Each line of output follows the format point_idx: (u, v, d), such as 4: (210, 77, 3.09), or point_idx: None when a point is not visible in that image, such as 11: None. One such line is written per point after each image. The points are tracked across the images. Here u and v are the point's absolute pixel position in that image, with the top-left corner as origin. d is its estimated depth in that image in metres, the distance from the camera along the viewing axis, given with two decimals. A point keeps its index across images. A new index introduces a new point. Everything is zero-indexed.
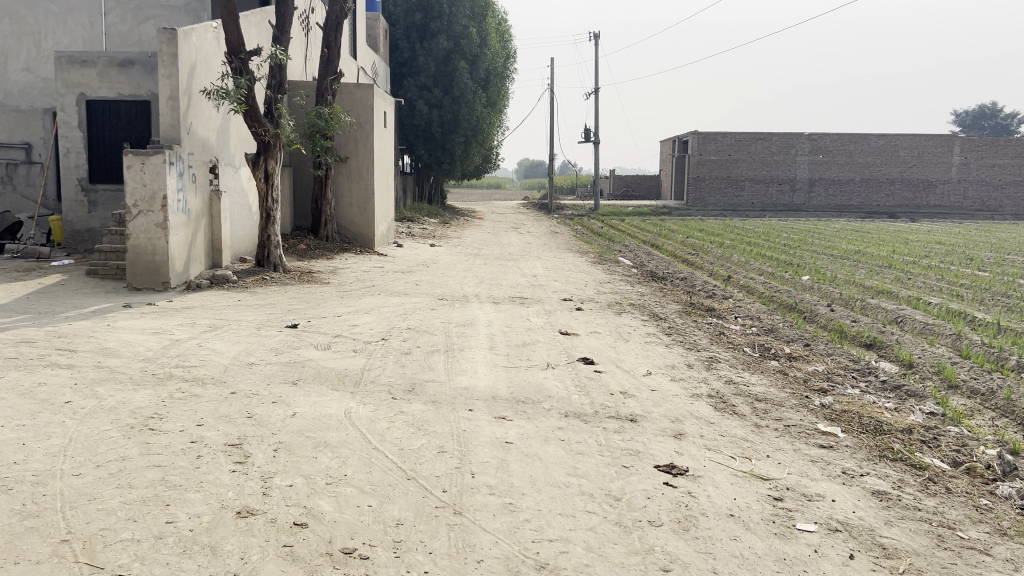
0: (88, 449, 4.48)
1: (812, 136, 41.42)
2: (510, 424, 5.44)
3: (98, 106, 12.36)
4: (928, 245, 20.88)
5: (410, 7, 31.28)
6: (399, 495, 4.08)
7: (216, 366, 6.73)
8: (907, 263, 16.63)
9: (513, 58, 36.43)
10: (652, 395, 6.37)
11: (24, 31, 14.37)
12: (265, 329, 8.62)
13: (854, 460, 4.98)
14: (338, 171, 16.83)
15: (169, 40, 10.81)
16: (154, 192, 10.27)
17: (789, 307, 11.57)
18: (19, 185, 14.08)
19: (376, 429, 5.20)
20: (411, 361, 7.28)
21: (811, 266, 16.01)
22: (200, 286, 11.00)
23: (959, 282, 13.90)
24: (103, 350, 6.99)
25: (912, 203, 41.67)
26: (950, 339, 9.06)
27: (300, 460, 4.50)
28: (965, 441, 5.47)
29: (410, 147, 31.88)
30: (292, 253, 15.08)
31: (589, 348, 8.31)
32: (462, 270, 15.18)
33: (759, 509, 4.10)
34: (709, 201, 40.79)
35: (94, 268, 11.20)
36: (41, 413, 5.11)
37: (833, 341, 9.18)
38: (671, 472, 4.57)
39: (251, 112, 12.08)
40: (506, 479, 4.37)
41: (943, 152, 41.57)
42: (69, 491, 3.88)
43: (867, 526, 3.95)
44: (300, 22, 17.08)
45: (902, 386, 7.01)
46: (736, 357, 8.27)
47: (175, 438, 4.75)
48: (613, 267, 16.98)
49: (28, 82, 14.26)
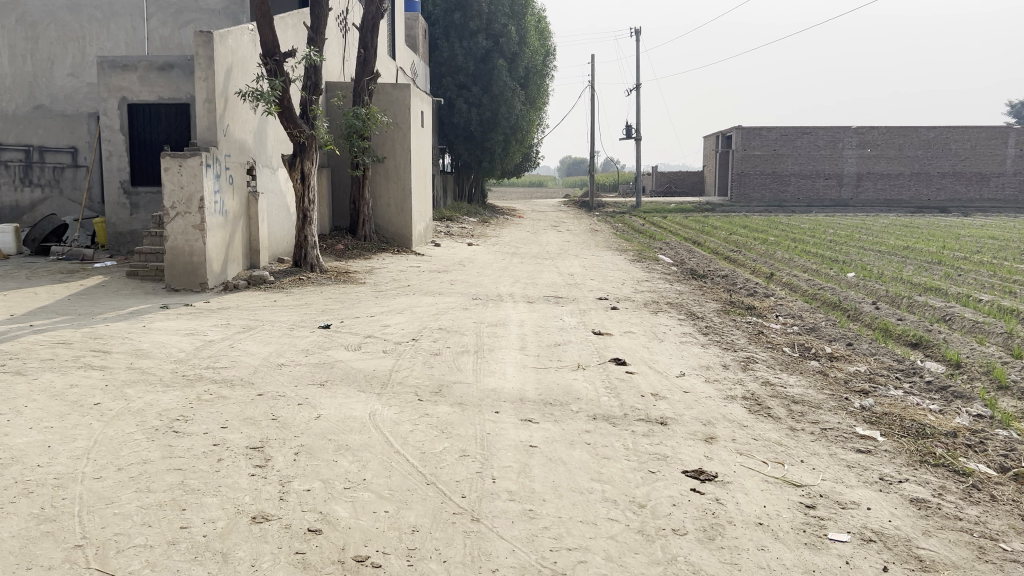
0: (111, 452, 4.51)
1: (860, 129, 40.27)
2: (535, 427, 5.33)
3: (139, 109, 12.60)
4: (981, 240, 20.16)
5: (449, 6, 31.26)
6: (417, 501, 4.00)
7: (246, 367, 6.75)
8: (957, 258, 16.06)
9: (552, 55, 36.25)
10: (685, 397, 6.19)
11: (70, 37, 14.73)
12: (298, 330, 8.65)
13: (893, 465, 4.73)
14: (375, 171, 16.90)
15: (205, 43, 10.95)
16: (191, 194, 10.42)
17: (832, 306, 11.20)
18: (66, 188, 14.66)
19: (399, 432, 5.14)
20: (439, 362, 7.21)
21: (857, 263, 15.52)
22: (237, 287, 11.13)
23: (1011, 277, 13.34)
24: (136, 352, 7.09)
25: (965, 196, 40.28)
26: (1001, 338, 8.65)
27: (320, 464, 4.46)
28: (1013, 445, 5.17)
29: (450, 145, 31.92)
30: (330, 253, 15.19)
31: (622, 349, 8.15)
32: (498, 269, 15.08)
33: (790, 518, 3.91)
34: (754, 196, 40.05)
35: (135, 270, 11.44)
36: (69, 415, 5.18)
37: (876, 340, 8.86)
38: (699, 478, 4.40)
39: (286, 114, 12.17)
40: (527, 485, 4.25)
41: (998, 143, 40.11)
42: (88, 495, 3.92)
43: (903, 536, 3.73)
44: (337, 22, 17.19)
45: (949, 387, 6.70)
46: (775, 357, 8.02)
47: (198, 441, 4.76)
48: (652, 266, 16.69)
49: (73, 87, 14.64)
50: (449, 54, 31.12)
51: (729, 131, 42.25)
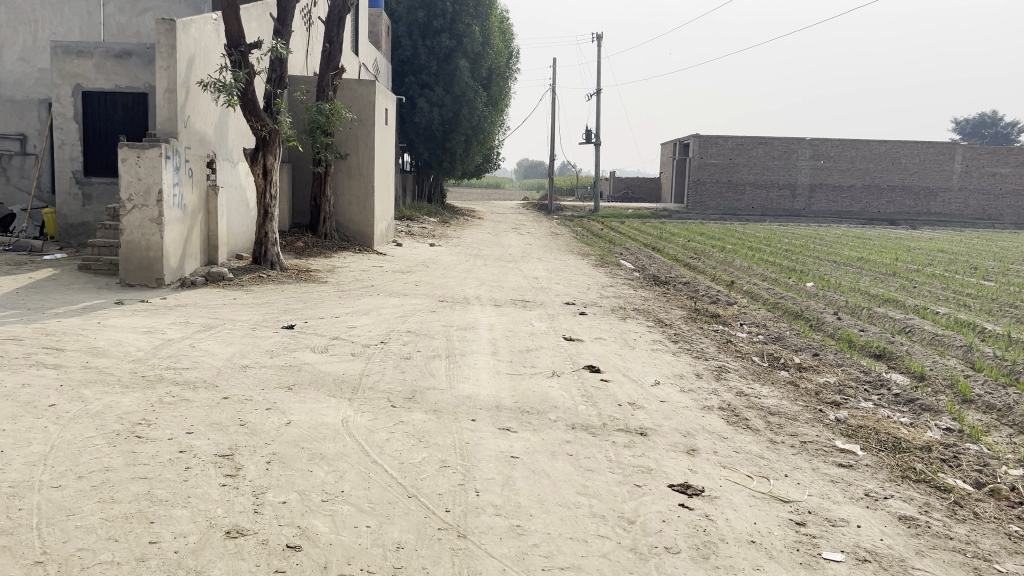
0: (70, 459, 4.24)
1: (814, 141, 41.20)
2: (514, 437, 5.20)
3: (94, 97, 12.13)
4: (931, 253, 20.68)
5: (413, 4, 30.96)
6: (399, 515, 3.83)
7: (209, 368, 6.47)
8: (910, 270, 16.47)
9: (514, 57, 36.27)
10: (662, 407, 6.13)
11: (20, 20, 14.14)
12: (261, 330, 8.36)
13: (876, 481, 4.74)
14: (337, 167, 16.55)
15: (167, 31, 10.56)
16: (149, 187, 10.01)
17: (794, 315, 11.33)
18: (13, 177, 13.74)
19: (375, 440, 4.95)
20: (410, 367, 7.02)
21: (816, 273, 15.78)
22: (195, 284, 10.73)
23: (965, 291, 13.69)
24: (91, 350, 6.74)
25: (913, 210, 41.50)
26: (962, 351, 8.84)
27: (295, 474, 4.25)
28: (985, 460, 5.25)
29: (411, 144, 31.59)
30: (290, 250, 14.82)
31: (594, 355, 8.06)
32: (463, 271, 14.90)
33: (782, 535, 3.87)
34: (709, 205, 40.59)
35: (87, 264, 10.97)
36: (22, 417, 4.87)
37: (841, 350, 8.98)
38: (686, 492, 4.33)
39: (249, 106, 11.79)
40: (512, 499, 4.12)
41: (945, 159, 41.46)
42: (47, 506, 3.66)
43: (898, 556, 3.71)
44: (302, 14, 16.82)
45: (916, 400, 6.78)
46: (746, 366, 8.02)
47: (163, 447, 4.51)
48: (616, 271, 16.73)
49: (23, 72, 13.95)
50: (412, 52, 30.90)
51: (687, 139, 42.93)
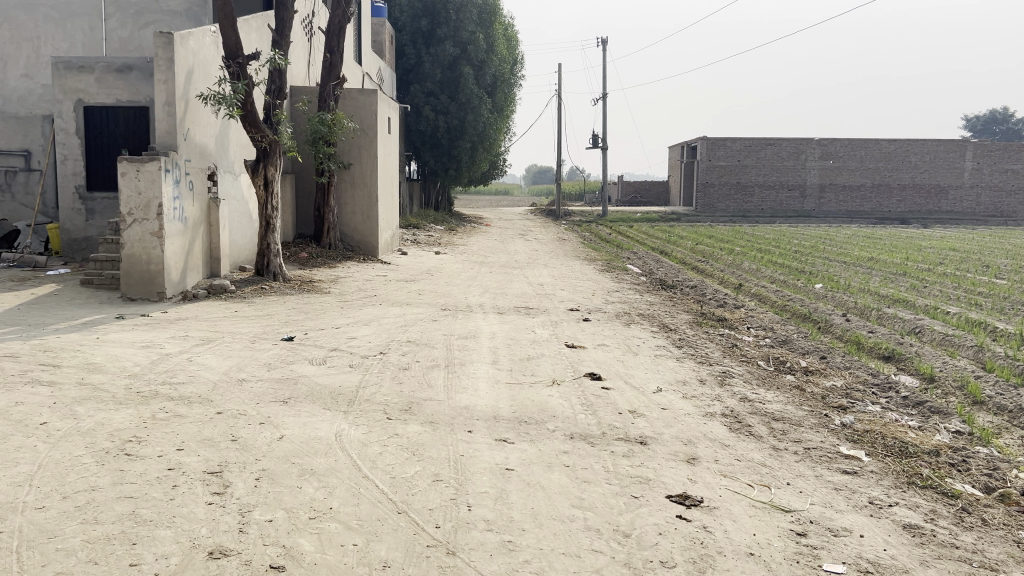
0: (56, 478, 4.17)
1: (823, 141, 40.91)
2: (511, 448, 5.09)
3: (95, 112, 12.16)
4: (943, 251, 20.44)
5: (417, 12, 30.98)
6: (387, 533, 3.73)
7: (205, 383, 6.40)
8: (921, 269, 16.27)
9: (518, 63, 36.23)
10: (664, 415, 6.00)
11: (23, 37, 14.27)
12: (260, 342, 8.29)
13: (881, 488, 4.60)
14: (341, 177, 16.54)
15: (165, 44, 10.54)
16: (149, 201, 10.00)
17: (803, 317, 11.19)
18: (18, 193, 13.86)
19: (367, 454, 4.86)
20: (408, 377, 6.93)
21: (825, 274, 15.59)
22: (197, 296, 10.71)
23: (976, 290, 13.46)
24: (88, 366, 6.69)
25: (924, 209, 41.19)
26: (972, 351, 8.65)
27: (283, 491, 4.17)
28: (995, 463, 5.09)
29: (416, 152, 31.75)
30: (294, 261, 14.79)
31: (596, 363, 7.94)
32: (467, 279, 14.80)
33: (781, 547, 3.75)
34: (718, 207, 40.36)
35: (89, 278, 10.97)
36: (12, 436, 4.82)
37: (849, 353, 8.80)
38: (684, 503, 4.21)
39: (249, 118, 11.76)
40: (505, 513, 4.02)
41: (956, 157, 41.12)
42: (28, 528, 3.59)
43: (901, 567, 3.59)
44: (302, 25, 16.84)
45: (925, 402, 6.62)
46: (751, 371, 7.87)
47: (151, 465, 4.44)
48: (622, 276, 16.61)
49: (27, 89, 14.21)
50: (417, 60, 30.91)
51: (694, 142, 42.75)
